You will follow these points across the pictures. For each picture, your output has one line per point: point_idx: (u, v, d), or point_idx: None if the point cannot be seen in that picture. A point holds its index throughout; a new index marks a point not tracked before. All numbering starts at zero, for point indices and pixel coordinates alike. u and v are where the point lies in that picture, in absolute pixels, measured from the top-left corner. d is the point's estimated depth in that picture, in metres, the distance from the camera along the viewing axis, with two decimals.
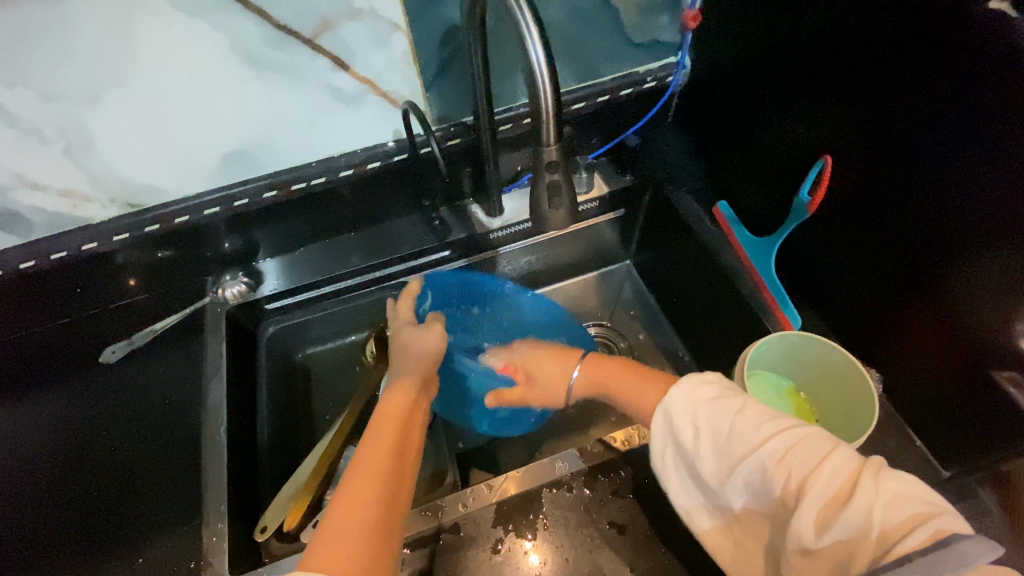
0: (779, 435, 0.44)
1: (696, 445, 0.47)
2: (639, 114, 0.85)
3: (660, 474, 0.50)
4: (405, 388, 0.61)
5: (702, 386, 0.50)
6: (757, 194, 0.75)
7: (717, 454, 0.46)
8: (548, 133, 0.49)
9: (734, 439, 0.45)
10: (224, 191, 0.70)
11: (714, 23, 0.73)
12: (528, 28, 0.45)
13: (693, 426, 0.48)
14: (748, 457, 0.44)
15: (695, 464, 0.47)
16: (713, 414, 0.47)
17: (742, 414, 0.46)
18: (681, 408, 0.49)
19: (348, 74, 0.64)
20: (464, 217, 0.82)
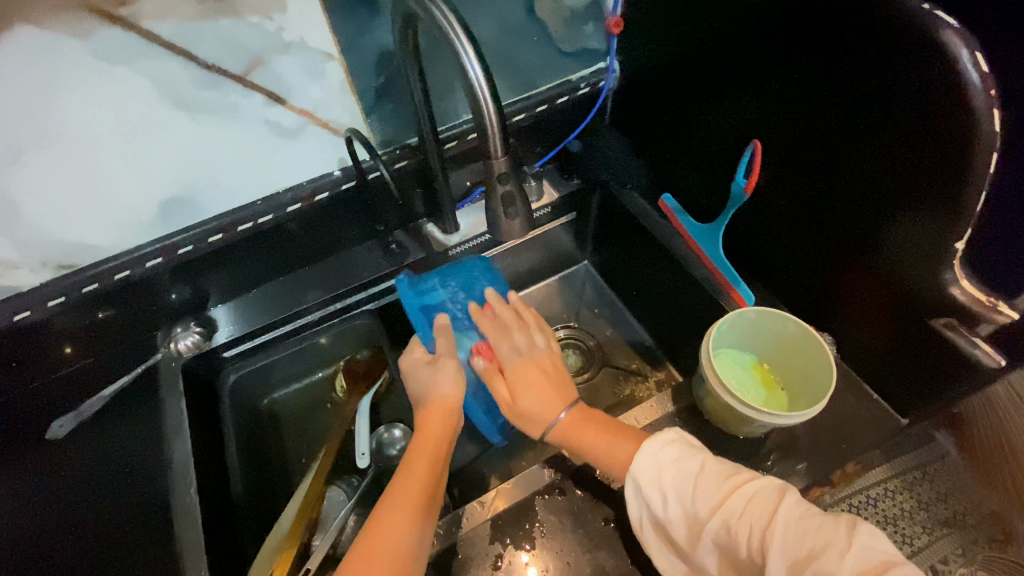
0: (737, 491, 0.49)
1: (666, 510, 0.51)
2: (577, 120, 0.88)
3: (642, 542, 0.54)
4: (442, 415, 0.63)
5: (665, 447, 0.55)
6: (696, 185, 0.79)
7: (686, 517, 0.50)
8: (496, 146, 0.50)
9: (698, 496, 0.50)
10: (167, 241, 0.67)
11: (636, 28, 0.77)
12: (463, 47, 0.47)
13: (660, 491, 0.52)
14: (713, 514, 0.49)
15: (671, 527, 0.51)
16: (676, 477, 0.52)
17: (703, 475, 0.51)
18: (646, 470, 0.53)
19: (285, 108, 0.63)
20: (419, 237, 0.82)
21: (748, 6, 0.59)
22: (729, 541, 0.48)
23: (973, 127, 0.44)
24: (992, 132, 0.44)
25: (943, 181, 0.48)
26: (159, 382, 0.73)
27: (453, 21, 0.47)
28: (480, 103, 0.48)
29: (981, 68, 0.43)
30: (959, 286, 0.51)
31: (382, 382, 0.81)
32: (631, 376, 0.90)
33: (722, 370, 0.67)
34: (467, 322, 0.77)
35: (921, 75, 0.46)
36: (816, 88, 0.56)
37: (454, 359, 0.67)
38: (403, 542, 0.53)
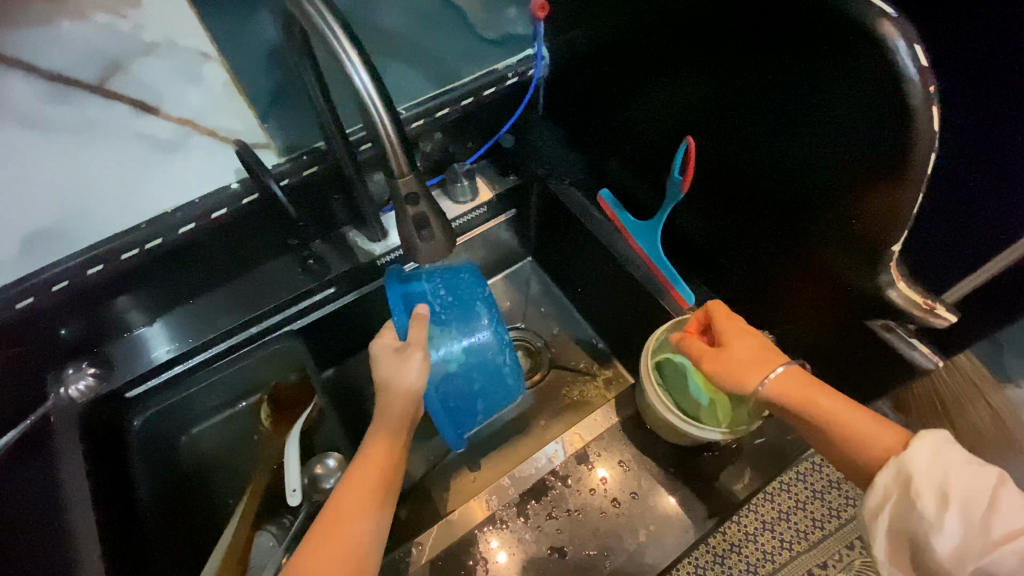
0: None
1: (940, 517, 0.45)
2: (508, 113, 0.81)
3: (870, 527, 0.49)
4: (405, 399, 0.57)
5: (951, 446, 0.47)
6: (634, 180, 0.75)
7: (966, 529, 0.44)
8: (402, 160, 0.46)
9: (996, 521, 0.43)
10: (32, 279, 0.55)
11: (563, 12, 0.71)
12: (347, 54, 0.42)
13: (939, 493, 0.45)
14: (1010, 542, 0.42)
15: (929, 530, 0.45)
16: (969, 481, 0.45)
17: (1002, 493, 0.44)
18: (928, 464, 0.46)
19: (162, 118, 0.59)
20: (342, 248, 0.76)
21: None
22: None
23: (910, 126, 0.42)
24: (929, 132, 0.42)
25: (877, 182, 0.47)
26: (51, 434, 0.63)
27: (335, 27, 0.43)
28: (371, 112, 0.44)
29: (920, 63, 0.41)
30: (895, 289, 0.50)
31: (310, 409, 0.75)
32: (579, 376, 0.87)
33: (669, 384, 0.70)
34: (447, 318, 0.68)
35: (854, 67, 0.43)
36: (754, 81, 0.52)
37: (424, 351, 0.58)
38: (360, 537, 0.52)
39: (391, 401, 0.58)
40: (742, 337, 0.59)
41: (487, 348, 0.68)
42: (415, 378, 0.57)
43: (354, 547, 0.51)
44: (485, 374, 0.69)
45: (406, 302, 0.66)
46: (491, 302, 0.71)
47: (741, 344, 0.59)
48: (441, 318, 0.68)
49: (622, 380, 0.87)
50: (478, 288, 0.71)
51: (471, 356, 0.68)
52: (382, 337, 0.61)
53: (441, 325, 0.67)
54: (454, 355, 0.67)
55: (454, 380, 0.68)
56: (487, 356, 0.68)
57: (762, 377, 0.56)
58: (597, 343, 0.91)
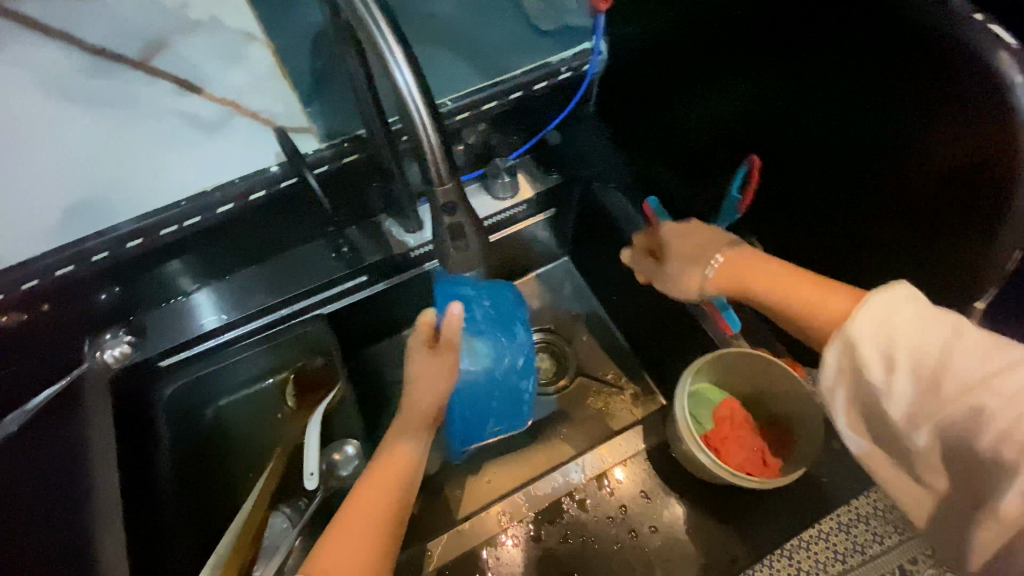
0: (1001, 368, 0.37)
1: (890, 382, 0.40)
2: (558, 108, 0.77)
3: (828, 401, 0.45)
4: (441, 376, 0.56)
5: (910, 302, 0.41)
6: (685, 192, 0.71)
7: (916, 392, 0.40)
8: (445, 171, 0.43)
9: (946, 382, 0.38)
10: (74, 248, 0.55)
11: (627, 6, 0.66)
12: (390, 52, 0.41)
13: (886, 356, 0.41)
14: (964, 398, 0.37)
15: (886, 399, 0.41)
16: (899, 336, 0.40)
17: (964, 344, 0.38)
18: (875, 329, 0.41)
19: (210, 100, 0.61)
20: (376, 236, 0.75)
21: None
22: (975, 413, 0.37)
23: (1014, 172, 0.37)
24: None
25: (966, 228, 0.42)
26: (85, 397, 0.66)
27: (383, 24, 0.41)
28: (413, 116, 0.42)
29: None
30: None
31: (333, 396, 0.76)
32: (606, 388, 0.85)
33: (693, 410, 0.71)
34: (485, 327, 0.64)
35: (959, 98, 0.39)
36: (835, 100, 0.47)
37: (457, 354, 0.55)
38: (386, 509, 0.52)
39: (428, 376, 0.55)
40: (700, 232, 0.60)
41: (518, 369, 0.66)
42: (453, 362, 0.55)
43: (379, 523, 0.51)
44: (506, 394, 0.67)
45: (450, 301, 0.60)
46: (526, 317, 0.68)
47: (697, 237, 0.59)
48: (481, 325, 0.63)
49: (652, 398, 0.83)
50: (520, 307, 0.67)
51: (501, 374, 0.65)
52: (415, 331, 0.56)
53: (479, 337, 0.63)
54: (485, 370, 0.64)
55: (477, 394, 0.65)
56: (516, 377, 0.66)
57: (713, 260, 0.55)
58: (628, 354, 0.87)
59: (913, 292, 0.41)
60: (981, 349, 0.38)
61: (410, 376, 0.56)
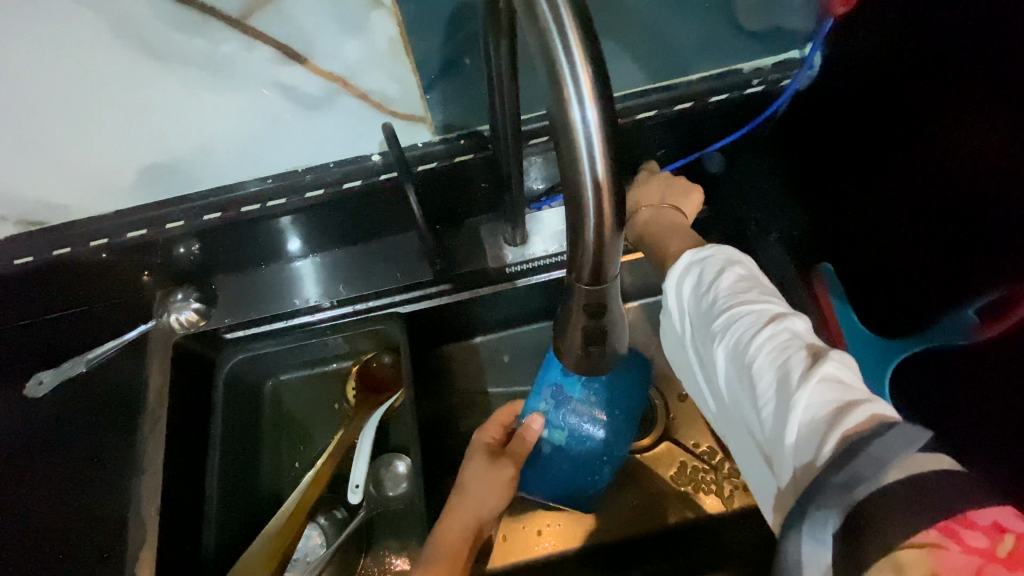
0: (723, 324, 0.42)
1: (682, 328, 0.48)
2: (729, 128, 0.61)
3: (673, 354, 0.52)
4: (489, 465, 0.58)
5: (704, 249, 0.48)
6: (873, 276, 0.54)
7: (694, 335, 0.46)
8: (611, 269, 0.30)
9: (702, 323, 0.45)
10: (154, 210, 0.54)
11: (870, 16, 0.48)
12: (576, 84, 0.26)
13: (676, 311, 0.48)
14: (710, 342, 0.44)
15: (687, 348, 0.48)
16: (692, 298, 0.47)
17: (709, 292, 0.45)
18: (669, 298, 0.49)
19: (306, 69, 0.44)
20: (474, 241, 0.65)
21: None
22: (715, 357, 0.43)
23: None
24: None
25: None
26: (149, 354, 0.63)
27: (577, 49, 0.26)
28: (586, 186, 0.28)
29: None
30: None
31: (395, 400, 0.69)
32: (696, 463, 0.71)
33: None
34: (577, 418, 0.62)
35: None
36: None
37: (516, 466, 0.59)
38: None
39: (477, 463, 0.59)
40: (665, 181, 0.57)
41: (602, 462, 0.64)
42: (504, 471, 0.58)
43: None
44: (584, 483, 0.65)
45: (548, 392, 0.61)
46: (623, 420, 0.64)
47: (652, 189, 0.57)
48: (580, 416, 0.62)
49: (747, 490, 0.69)
50: (636, 398, 0.65)
51: (584, 463, 0.64)
52: (483, 432, 0.62)
53: (566, 427, 0.62)
54: (562, 452, 0.63)
55: (553, 474, 0.64)
56: (596, 471, 0.64)
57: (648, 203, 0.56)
58: None
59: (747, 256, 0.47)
60: (741, 283, 0.44)
61: (465, 482, 0.58)
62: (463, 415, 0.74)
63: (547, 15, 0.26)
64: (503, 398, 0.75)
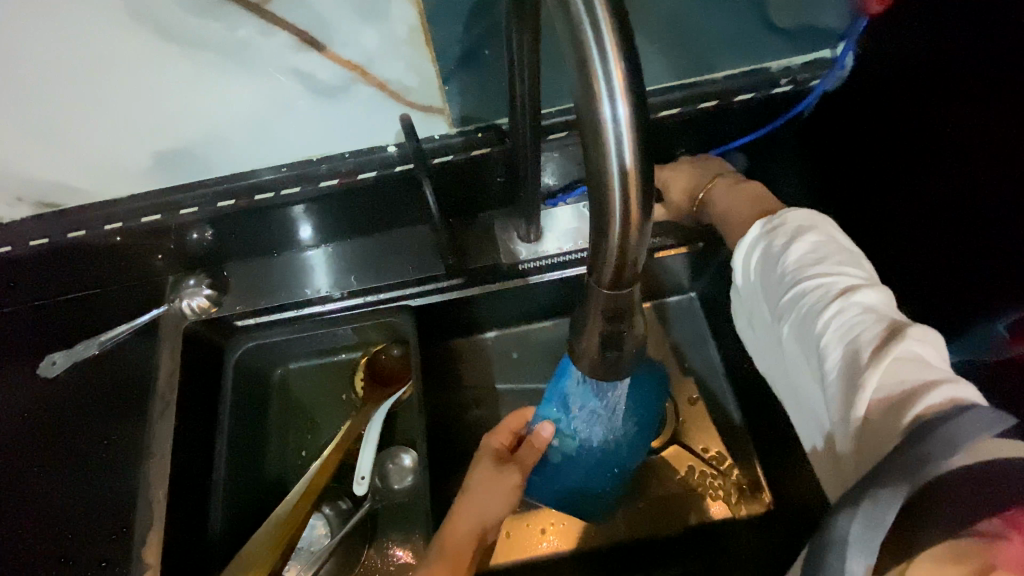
0: (795, 297, 0.43)
1: (750, 296, 0.49)
2: (753, 128, 0.59)
3: (740, 318, 0.54)
4: (497, 471, 0.59)
5: (771, 220, 0.48)
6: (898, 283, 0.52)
7: (761, 304, 0.48)
8: (635, 271, 0.29)
9: (771, 294, 0.46)
10: (168, 196, 0.53)
11: (908, 15, 0.46)
12: (608, 79, 0.25)
13: (746, 280, 0.49)
14: (778, 313, 0.45)
15: (754, 314, 0.49)
16: (761, 269, 0.47)
17: (779, 263, 0.45)
18: (738, 268, 0.50)
19: (324, 57, 0.43)
20: (486, 236, 0.64)
21: None
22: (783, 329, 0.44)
23: None
24: None
25: None
26: (160, 339, 0.63)
27: (610, 42, 0.25)
28: (613, 185, 0.27)
29: None
30: None
31: (403, 394, 0.68)
32: (703, 468, 0.70)
33: None
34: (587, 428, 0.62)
35: None
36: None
37: (523, 473, 0.59)
38: None
39: (485, 467, 0.59)
40: (707, 163, 0.59)
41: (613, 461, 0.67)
42: (511, 478, 0.58)
43: None
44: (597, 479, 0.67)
45: (558, 406, 0.59)
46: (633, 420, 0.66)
47: (685, 173, 0.59)
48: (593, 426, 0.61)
49: (756, 497, 0.68)
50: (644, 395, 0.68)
51: (597, 463, 0.66)
52: (492, 437, 0.62)
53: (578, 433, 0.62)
54: (574, 453, 0.65)
55: (565, 473, 0.66)
56: (610, 469, 0.67)
57: (703, 190, 0.57)
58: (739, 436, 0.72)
59: (822, 221, 0.46)
60: (813, 254, 0.44)
61: (472, 487, 0.58)
62: (470, 410, 0.73)
63: (579, 6, 0.25)
64: (511, 395, 0.74)
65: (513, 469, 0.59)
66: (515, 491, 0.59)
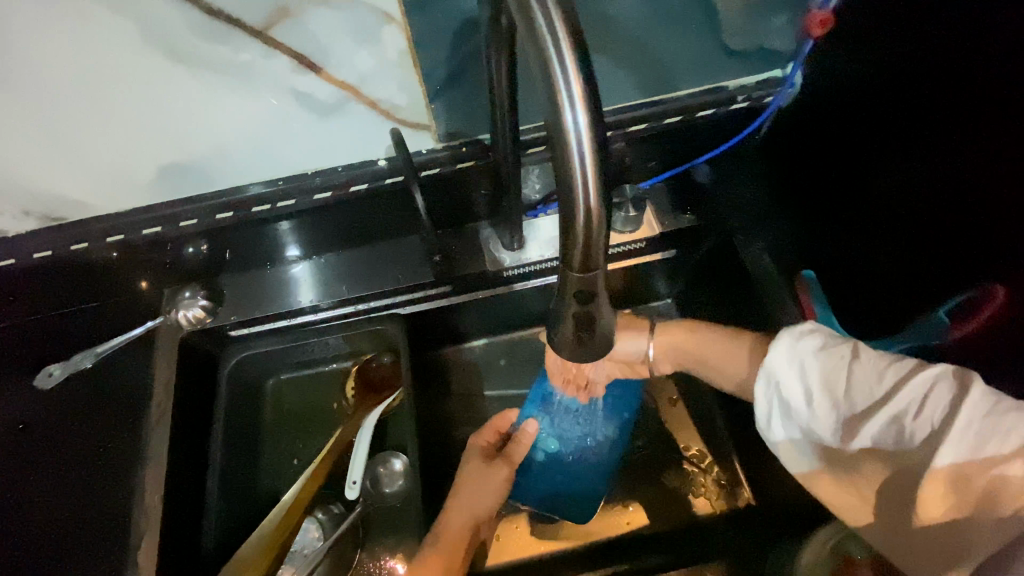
0: (908, 381, 0.42)
1: (810, 404, 0.47)
2: (718, 140, 0.65)
3: (770, 433, 0.50)
4: (485, 467, 0.61)
5: (811, 333, 0.49)
6: (853, 278, 0.56)
7: (833, 409, 0.46)
8: (601, 257, 0.33)
9: (856, 396, 0.45)
10: (169, 209, 0.56)
11: (847, 36, 0.52)
12: (569, 91, 0.29)
13: (803, 387, 0.47)
14: (875, 416, 0.44)
15: (814, 424, 0.46)
16: (824, 367, 0.46)
17: (853, 367, 0.45)
18: (789, 366, 0.48)
19: (320, 78, 0.47)
20: (472, 245, 0.68)
21: None
22: (903, 431, 0.43)
23: None
24: None
25: None
26: (156, 349, 0.65)
27: (570, 61, 0.29)
28: (577, 184, 0.30)
29: None
30: None
31: (393, 400, 0.70)
32: (685, 466, 0.73)
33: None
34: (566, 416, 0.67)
35: None
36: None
37: (511, 468, 0.61)
38: None
39: (473, 465, 0.61)
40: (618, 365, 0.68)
41: (594, 466, 0.68)
42: (499, 474, 0.61)
43: None
44: (579, 483, 0.68)
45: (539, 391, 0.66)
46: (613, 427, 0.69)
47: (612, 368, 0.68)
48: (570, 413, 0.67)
49: (735, 493, 0.71)
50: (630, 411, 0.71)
51: (577, 462, 0.68)
52: (478, 437, 0.64)
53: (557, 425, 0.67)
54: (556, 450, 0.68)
55: (547, 473, 0.68)
56: (591, 473, 0.68)
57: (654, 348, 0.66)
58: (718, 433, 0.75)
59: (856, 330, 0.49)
60: (878, 354, 0.45)
61: (462, 482, 0.60)
62: (460, 415, 0.76)
63: (544, 32, 0.29)
64: (498, 400, 0.77)
65: (500, 464, 0.62)
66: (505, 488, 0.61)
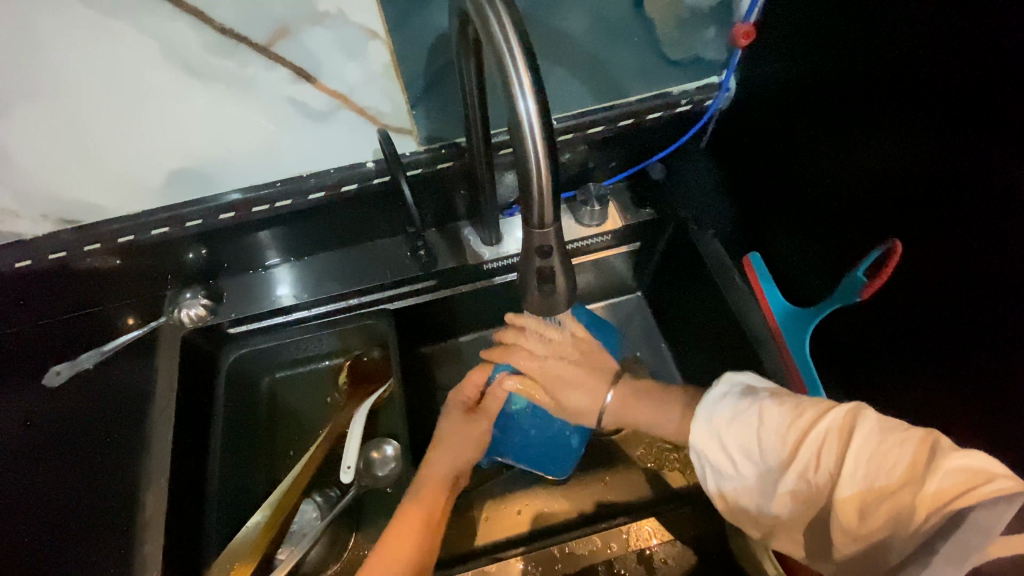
0: (806, 438, 0.43)
1: (734, 469, 0.47)
2: (668, 141, 0.73)
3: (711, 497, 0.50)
4: (462, 423, 0.65)
5: (721, 400, 0.50)
6: (796, 254, 0.63)
7: (756, 473, 0.45)
8: (552, 215, 0.39)
9: (768, 455, 0.45)
10: (175, 211, 0.62)
11: (769, 43, 0.61)
12: (519, 81, 0.36)
13: (726, 455, 0.47)
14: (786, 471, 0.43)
15: (741, 487, 0.47)
16: (737, 430, 0.47)
17: (760, 428, 0.46)
18: (708, 438, 0.49)
19: (315, 88, 0.54)
20: (454, 242, 0.74)
21: (922, 58, 0.43)
22: (806, 481, 0.42)
23: None
24: None
25: None
26: (159, 346, 0.69)
27: (519, 55, 0.36)
28: (530, 156, 0.37)
29: None
30: None
31: (383, 390, 0.74)
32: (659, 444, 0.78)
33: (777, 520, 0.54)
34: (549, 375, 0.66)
35: None
36: (998, 197, 0.39)
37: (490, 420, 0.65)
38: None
39: (451, 421, 0.66)
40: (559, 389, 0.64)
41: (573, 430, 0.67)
42: (474, 428, 0.65)
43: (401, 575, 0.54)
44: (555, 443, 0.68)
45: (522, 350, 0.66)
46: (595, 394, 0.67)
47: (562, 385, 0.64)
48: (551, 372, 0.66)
49: None
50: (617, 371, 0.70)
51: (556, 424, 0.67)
52: (457, 392, 0.68)
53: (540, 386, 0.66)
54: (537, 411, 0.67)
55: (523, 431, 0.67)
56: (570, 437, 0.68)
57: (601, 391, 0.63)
58: None
59: (764, 389, 0.50)
60: (780, 409, 0.46)
61: (442, 436, 0.65)
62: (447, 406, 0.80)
63: (499, 34, 0.37)
64: None
65: (477, 416, 0.66)
66: (473, 454, 0.65)
